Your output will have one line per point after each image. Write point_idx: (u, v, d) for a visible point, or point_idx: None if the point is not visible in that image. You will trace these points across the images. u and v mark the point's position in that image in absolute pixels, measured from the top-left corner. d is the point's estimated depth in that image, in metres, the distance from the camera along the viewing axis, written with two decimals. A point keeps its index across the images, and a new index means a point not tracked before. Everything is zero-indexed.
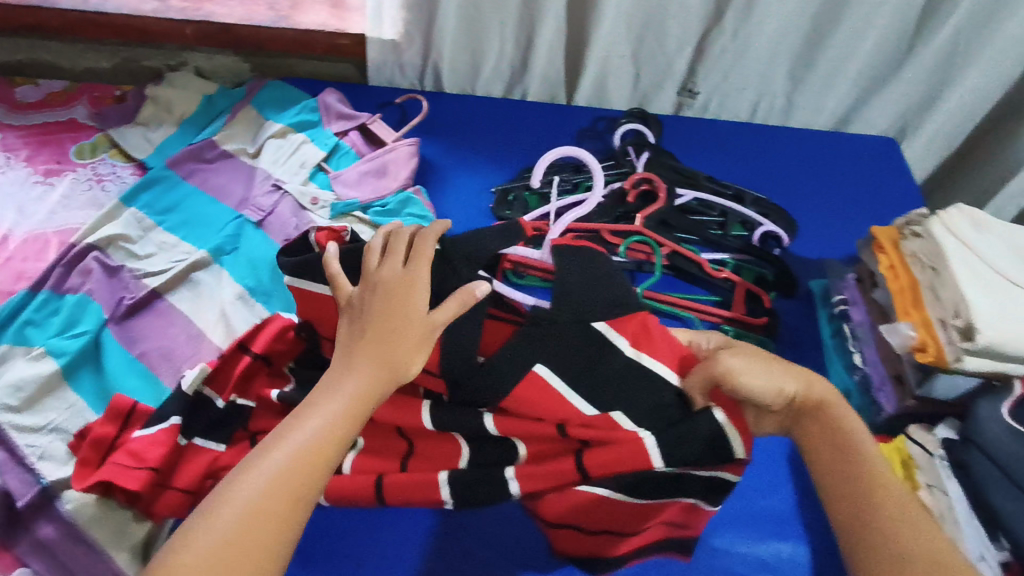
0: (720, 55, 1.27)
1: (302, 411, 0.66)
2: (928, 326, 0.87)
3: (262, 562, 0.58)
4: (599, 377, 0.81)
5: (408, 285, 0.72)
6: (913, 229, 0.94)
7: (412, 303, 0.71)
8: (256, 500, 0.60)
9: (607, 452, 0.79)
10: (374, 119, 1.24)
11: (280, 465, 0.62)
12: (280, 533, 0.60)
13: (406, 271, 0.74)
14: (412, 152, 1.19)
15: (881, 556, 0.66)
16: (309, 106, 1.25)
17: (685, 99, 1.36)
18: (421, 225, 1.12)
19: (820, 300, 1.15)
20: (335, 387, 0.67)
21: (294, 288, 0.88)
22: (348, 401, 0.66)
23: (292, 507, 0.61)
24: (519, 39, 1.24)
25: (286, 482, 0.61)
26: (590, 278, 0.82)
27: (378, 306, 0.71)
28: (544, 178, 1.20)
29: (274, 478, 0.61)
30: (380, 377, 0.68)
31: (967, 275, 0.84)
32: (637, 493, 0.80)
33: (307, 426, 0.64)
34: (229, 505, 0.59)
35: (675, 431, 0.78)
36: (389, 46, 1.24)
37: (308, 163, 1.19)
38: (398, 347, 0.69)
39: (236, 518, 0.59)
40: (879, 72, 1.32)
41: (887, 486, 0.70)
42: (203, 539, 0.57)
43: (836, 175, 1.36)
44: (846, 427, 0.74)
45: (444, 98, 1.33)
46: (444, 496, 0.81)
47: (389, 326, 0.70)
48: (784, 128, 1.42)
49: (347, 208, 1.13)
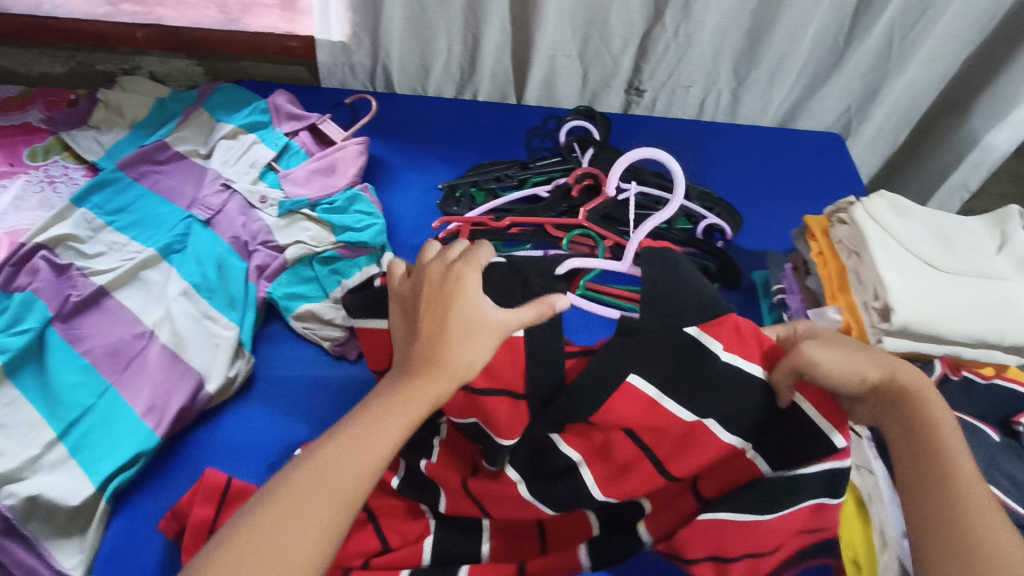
0: (664, 53, 1.30)
1: (362, 408, 0.63)
2: (853, 310, 0.90)
3: (310, 551, 0.53)
4: (697, 382, 0.76)
5: (453, 281, 0.71)
6: (840, 217, 0.97)
7: (464, 295, 0.70)
8: (302, 488, 0.56)
9: (715, 478, 0.77)
10: (324, 119, 1.27)
11: (333, 456, 0.58)
12: (331, 524, 0.55)
13: (451, 266, 0.73)
14: (361, 151, 1.22)
15: (940, 537, 0.56)
16: (259, 107, 1.27)
17: (634, 97, 1.40)
18: (368, 221, 1.14)
19: (761, 291, 1.17)
20: (394, 390, 0.64)
21: (362, 327, 0.90)
22: (404, 401, 0.63)
23: (343, 496, 0.56)
24: (465, 40, 1.27)
25: (337, 476, 0.57)
26: (673, 282, 0.78)
27: (434, 305, 0.69)
28: (489, 174, 1.23)
29: (330, 465, 0.57)
30: (440, 378, 0.65)
31: (885, 259, 0.86)
32: (763, 507, 0.73)
33: (365, 424, 0.61)
34: (281, 498, 0.55)
35: (774, 434, 0.75)
36: (338, 48, 1.27)
37: (257, 163, 1.21)
38: (449, 339, 0.67)
39: (284, 504, 0.54)
40: (819, 69, 1.36)
41: (941, 460, 0.60)
42: (252, 523, 0.53)
43: (781, 169, 1.39)
44: (927, 411, 0.64)
45: (396, 99, 1.35)
46: (584, 556, 0.79)
47: (448, 321, 0.68)
48: (732, 125, 1.45)
49: (294, 207, 1.15)
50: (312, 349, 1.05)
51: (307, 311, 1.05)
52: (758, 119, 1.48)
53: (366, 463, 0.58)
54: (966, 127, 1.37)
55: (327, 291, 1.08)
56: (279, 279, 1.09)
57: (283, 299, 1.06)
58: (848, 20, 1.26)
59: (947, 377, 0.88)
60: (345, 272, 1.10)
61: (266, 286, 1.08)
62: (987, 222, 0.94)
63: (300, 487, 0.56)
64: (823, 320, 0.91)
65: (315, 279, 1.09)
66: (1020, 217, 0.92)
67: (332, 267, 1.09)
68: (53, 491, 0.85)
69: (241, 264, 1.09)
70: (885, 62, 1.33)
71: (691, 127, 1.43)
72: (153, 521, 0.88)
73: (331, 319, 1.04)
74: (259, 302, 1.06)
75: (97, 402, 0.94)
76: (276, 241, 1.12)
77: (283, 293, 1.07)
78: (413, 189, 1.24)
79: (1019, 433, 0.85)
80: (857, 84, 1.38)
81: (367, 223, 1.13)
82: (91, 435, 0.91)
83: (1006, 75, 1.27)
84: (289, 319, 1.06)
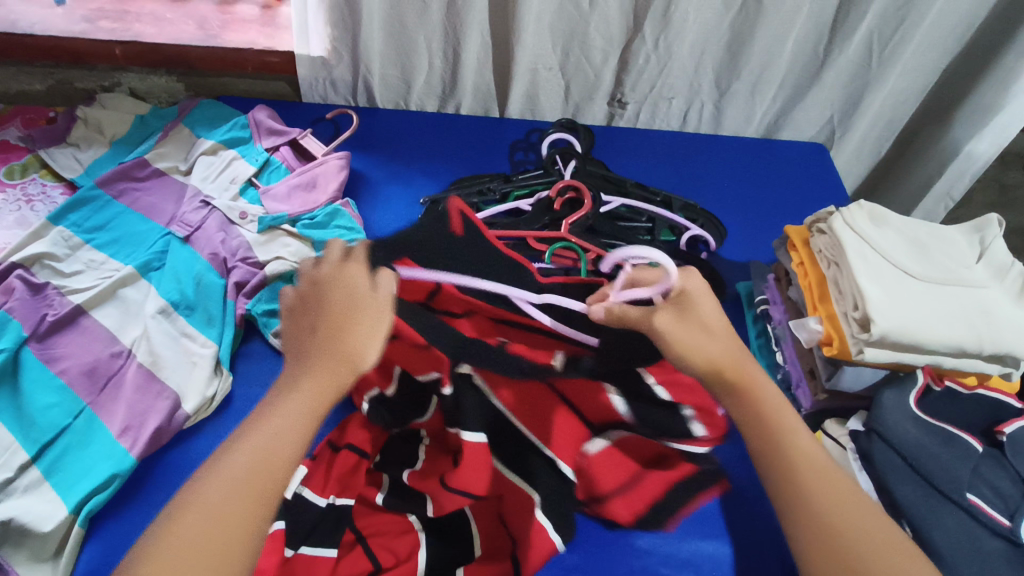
0: (644, 65, 1.30)
1: (267, 407, 0.66)
2: (833, 320, 0.90)
3: (230, 555, 0.57)
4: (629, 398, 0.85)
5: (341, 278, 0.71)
6: (820, 226, 0.97)
7: (352, 286, 0.70)
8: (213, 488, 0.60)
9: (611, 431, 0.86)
10: (304, 135, 1.27)
11: (243, 465, 0.61)
12: (249, 523, 0.59)
13: (341, 264, 0.73)
14: (342, 166, 1.22)
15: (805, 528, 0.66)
16: (239, 123, 1.27)
17: (616, 109, 1.40)
18: (349, 236, 1.14)
19: (745, 302, 1.16)
20: (294, 389, 0.66)
21: None
22: (306, 399, 0.65)
23: (260, 494, 0.60)
24: (446, 53, 1.27)
25: (249, 477, 0.60)
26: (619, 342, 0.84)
27: (330, 300, 0.70)
28: (471, 188, 1.23)
29: (244, 465, 0.61)
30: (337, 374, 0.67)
31: (863, 268, 0.86)
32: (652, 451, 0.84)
33: (267, 423, 0.64)
34: (198, 500, 0.59)
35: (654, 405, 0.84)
36: (319, 63, 1.26)
37: (238, 178, 1.20)
38: (348, 335, 0.68)
39: (204, 509, 0.58)
40: (800, 78, 1.36)
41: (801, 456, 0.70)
42: (178, 531, 0.57)
43: (765, 179, 1.40)
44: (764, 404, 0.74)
45: (378, 114, 1.35)
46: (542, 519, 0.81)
47: (344, 317, 0.69)
48: (714, 137, 1.45)
49: (274, 222, 1.14)
50: None
51: None
52: (740, 130, 1.48)
53: (272, 461, 0.62)
54: (949, 135, 1.37)
55: None
56: (258, 296, 1.08)
57: (262, 315, 1.05)
58: (826, 30, 1.27)
59: (929, 387, 0.87)
60: None
61: (245, 303, 1.07)
62: (967, 230, 0.95)
63: (213, 488, 0.60)
64: (804, 330, 0.92)
65: None
66: (998, 226, 0.92)
67: None
68: (25, 516, 0.82)
69: (219, 281, 1.08)
70: (865, 71, 1.34)
71: (674, 139, 1.43)
72: (130, 542, 0.86)
73: None
74: (239, 320, 1.05)
75: (72, 424, 0.92)
76: (256, 257, 1.11)
77: (263, 309, 1.05)
78: (395, 204, 1.24)
79: (1002, 443, 0.84)
80: (839, 93, 1.39)
81: (348, 238, 1.13)
82: (66, 457, 0.89)
83: (986, 83, 1.28)
84: (268, 336, 1.05)
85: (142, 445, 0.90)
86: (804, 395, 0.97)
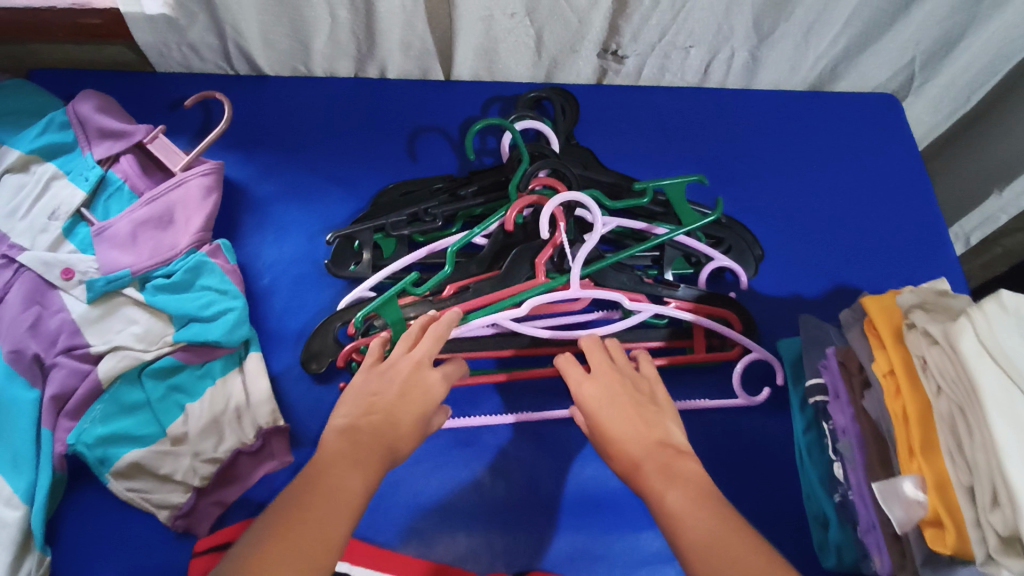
0: (653, 6, 0.89)
1: (346, 432, 0.59)
2: (961, 526, 0.57)
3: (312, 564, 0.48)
4: None
5: (416, 383, 0.64)
6: (926, 325, 0.62)
7: (422, 378, 0.65)
8: (296, 518, 0.50)
9: None
10: (153, 134, 0.86)
11: (315, 474, 0.54)
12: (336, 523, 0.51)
13: (430, 377, 0.65)
14: (209, 187, 0.84)
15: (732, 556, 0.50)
16: (56, 121, 0.86)
17: (611, 63, 0.99)
18: (222, 304, 0.79)
19: (790, 372, 0.84)
20: (354, 444, 0.57)
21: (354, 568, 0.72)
22: (321, 493, 0.52)
23: (347, 496, 0.53)
24: (354, 3, 0.85)
25: (318, 524, 0.50)
26: None
27: (389, 373, 0.65)
28: (399, 212, 0.83)
29: (331, 459, 0.56)
30: (380, 453, 0.58)
31: (1015, 442, 0.53)
32: None
33: (345, 460, 0.56)
34: (321, 502, 0.52)
35: None
36: (162, 24, 0.85)
37: (60, 213, 0.82)
38: (416, 395, 0.63)
39: (319, 471, 0.55)
40: (874, 14, 0.95)
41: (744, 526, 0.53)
42: (329, 485, 0.53)
43: (815, 159, 1.02)
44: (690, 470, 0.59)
45: (267, 89, 0.94)
46: None
47: (399, 398, 0.62)
48: (746, 95, 1.05)
49: (111, 287, 0.78)
50: (151, 521, 0.72)
51: (132, 463, 0.72)
52: (781, 82, 1.08)
53: (334, 528, 0.51)
54: None
55: (164, 426, 0.74)
56: (88, 413, 0.73)
57: (95, 447, 0.72)
58: None
59: None
60: (190, 389, 0.76)
61: (67, 430, 0.73)
62: None
63: (318, 491, 0.52)
64: (897, 503, 0.61)
65: (146, 406, 0.75)
66: None
67: (170, 383, 0.76)
68: None
69: (30, 393, 0.73)
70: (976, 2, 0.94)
71: (690, 103, 1.03)
72: None
73: (168, 475, 0.72)
74: (59, 461, 0.72)
75: None
76: (86, 343, 0.77)
77: (97, 437, 0.72)
78: (295, 236, 0.87)
79: None
80: (928, 33, 0.99)
81: (219, 307, 0.78)
82: None
83: None
84: (105, 478, 0.72)
85: None
86: (880, 556, 0.67)
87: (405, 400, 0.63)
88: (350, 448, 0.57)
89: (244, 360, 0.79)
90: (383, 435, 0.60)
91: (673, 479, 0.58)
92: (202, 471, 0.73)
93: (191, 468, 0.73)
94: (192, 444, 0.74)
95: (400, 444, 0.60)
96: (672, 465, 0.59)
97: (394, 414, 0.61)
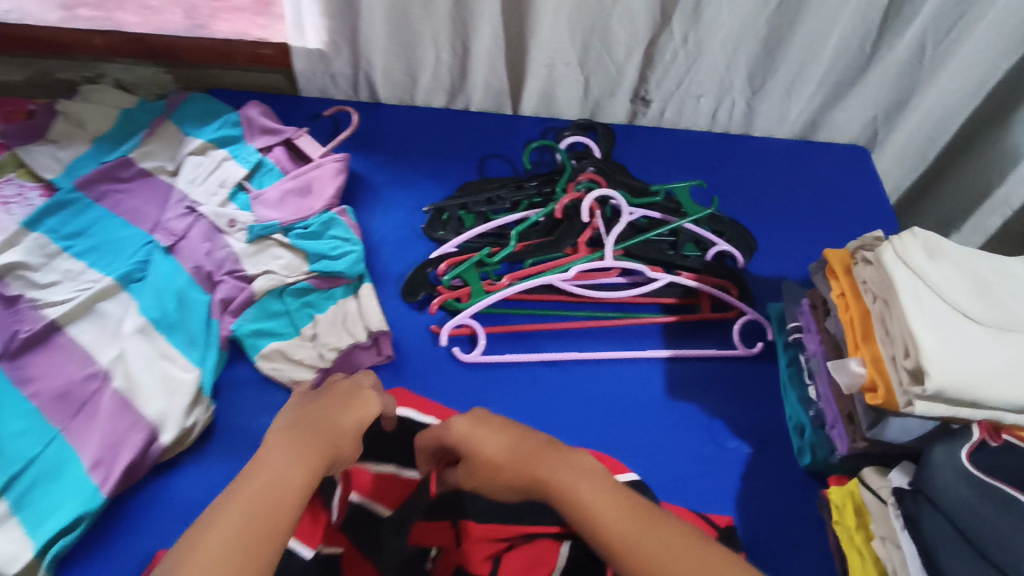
0: (672, 61, 1.21)
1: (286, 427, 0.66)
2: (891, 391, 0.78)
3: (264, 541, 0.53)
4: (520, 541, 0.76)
5: (347, 402, 0.74)
6: (866, 255, 0.87)
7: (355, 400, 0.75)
8: (236, 498, 0.56)
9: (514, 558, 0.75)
10: (300, 134, 1.17)
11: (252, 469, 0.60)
12: (279, 508, 0.56)
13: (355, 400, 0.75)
14: (339, 169, 1.12)
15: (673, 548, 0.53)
16: (231, 120, 1.17)
17: (640, 107, 1.30)
18: (344, 248, 1.05)
19: (775, 326, 1.06)
20: (290, 438, 0.64)
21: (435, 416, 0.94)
22: (260, 480, 0.58)
23: (288, 485, 0.58)
24: (454, 46, 1.17)
25: (263, 531, 0.54)
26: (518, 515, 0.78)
27: (329, 397, 0.75)
28: (477, 196, 1.11)
29: (271, 455, 0.61)
30: (321, 448, 0.65)
31: (918, 312, 0.76)
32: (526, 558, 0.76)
33: (284, 453, 0.62)
34: (257, 484, 0.57)
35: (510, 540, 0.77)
36: (316, 56, 1.18)
37: (228, 181, 1.11)
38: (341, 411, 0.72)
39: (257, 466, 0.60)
40: (840, 76, 1.25)
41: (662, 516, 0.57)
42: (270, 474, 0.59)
43: (798, 187, 1.30)
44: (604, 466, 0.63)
45: (382, 111, 1.25)
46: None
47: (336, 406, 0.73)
48: (745, 138, 1.35)
49: (264, 232, 1.05)
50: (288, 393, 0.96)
51: (275, 350, 0.97)
52: (773, 131, 1.37)
53: (278, 511, 0.56)
54: (1007, 138, 1.26)
55: (298, 327, 1.00)
56: (245, 314, 1.00)
57: (249, 336, 0.98)
58: (875, 25, 1.16)
59: (986, 442, 0.75)
60: (318, 305, 1.02)
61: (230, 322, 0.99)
62: None
63: (253, 481, 0.58)
64: (845, 374, 0.83)
65: (286, 313, 1.01)
66: None
67: (304, 300, 1.01)
68: None
69: (203, 297, 1.00)
70: (917, 69, 1.23)
71: (701, 142, 1.33)
72: None
73: (300, 359, 0.97)
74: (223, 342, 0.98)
75: (43, 452, 0.85)
76: (243, 270, 1.03)
77: (250, 330, 0.98)
78: (398, 212, 1.15)
79: None
80: (883, 95, 1.29)
81: (343, 250, 1.04)
82: (32, 493, 0.82)
83: None
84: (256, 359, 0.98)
85: (113, 482, 0.84)
86: (840, 440, 0.89)
87: (334, 413, 0.71)
88: (287, 441, 0.64)
89: (358, 290, 1.04)
90: (320, 435, 0.67)
91: (582, 473, 0.61)
92: (326, 356, 0.97)
93: (319, 355, 0.97)
94: (320, 339, 0.99)
95: (339, 443, 0.68)
96: (574, 460, 0.63)
97: (331, 421, 0.70)
